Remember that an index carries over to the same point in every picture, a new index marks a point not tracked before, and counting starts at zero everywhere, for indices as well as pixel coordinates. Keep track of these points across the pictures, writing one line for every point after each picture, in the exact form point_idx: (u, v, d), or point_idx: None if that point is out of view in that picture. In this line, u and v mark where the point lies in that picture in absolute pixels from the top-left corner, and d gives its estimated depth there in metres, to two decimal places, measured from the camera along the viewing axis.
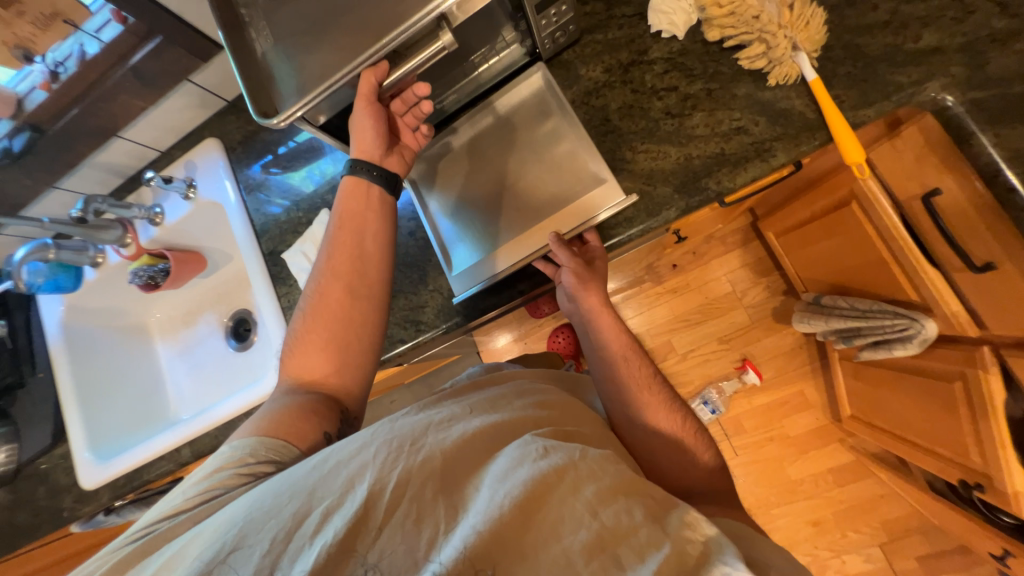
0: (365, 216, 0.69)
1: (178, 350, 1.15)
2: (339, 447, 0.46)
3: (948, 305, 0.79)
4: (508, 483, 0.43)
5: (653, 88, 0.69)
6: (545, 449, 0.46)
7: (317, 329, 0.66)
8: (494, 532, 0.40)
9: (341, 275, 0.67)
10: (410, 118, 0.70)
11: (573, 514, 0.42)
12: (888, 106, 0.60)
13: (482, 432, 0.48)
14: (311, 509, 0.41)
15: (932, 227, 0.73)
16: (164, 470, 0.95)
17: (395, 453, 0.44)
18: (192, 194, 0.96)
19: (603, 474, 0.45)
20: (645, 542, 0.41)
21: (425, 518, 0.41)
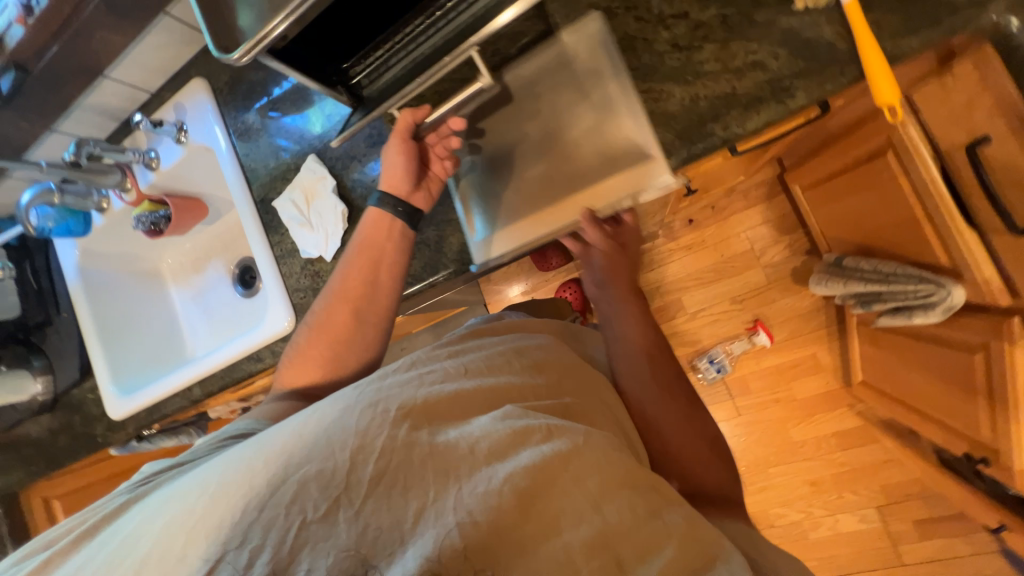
0: (383, 245, 0.68)
1: (190, 295, 1.18)
2: (324, 413, 0.45)
3: (981, 271, 0.71)
4: (505, 465, 0.42)
5: (660, 16, 0.61)
6: (547, 432, 0.44)
7: (319, 345, 0.65)
8: (490, 520, 0.39)
9: (349, 298, 0.67)
10: (440, 149, 0.69)
11: (574, 507, 0.41)
12: (936, 35, 0.51)
13: (477, 400, 0.48)
14: (287, 478, 0.40)
15: (975, 182, 0.65)
16: (179, 406, 1.02)
17: (384, 424, 0.43)
18: (184, 138, 0.95)
19: (605, 462, 0.43)
20: (645, 546, 0.40)
21: (413, 490, 0.41)
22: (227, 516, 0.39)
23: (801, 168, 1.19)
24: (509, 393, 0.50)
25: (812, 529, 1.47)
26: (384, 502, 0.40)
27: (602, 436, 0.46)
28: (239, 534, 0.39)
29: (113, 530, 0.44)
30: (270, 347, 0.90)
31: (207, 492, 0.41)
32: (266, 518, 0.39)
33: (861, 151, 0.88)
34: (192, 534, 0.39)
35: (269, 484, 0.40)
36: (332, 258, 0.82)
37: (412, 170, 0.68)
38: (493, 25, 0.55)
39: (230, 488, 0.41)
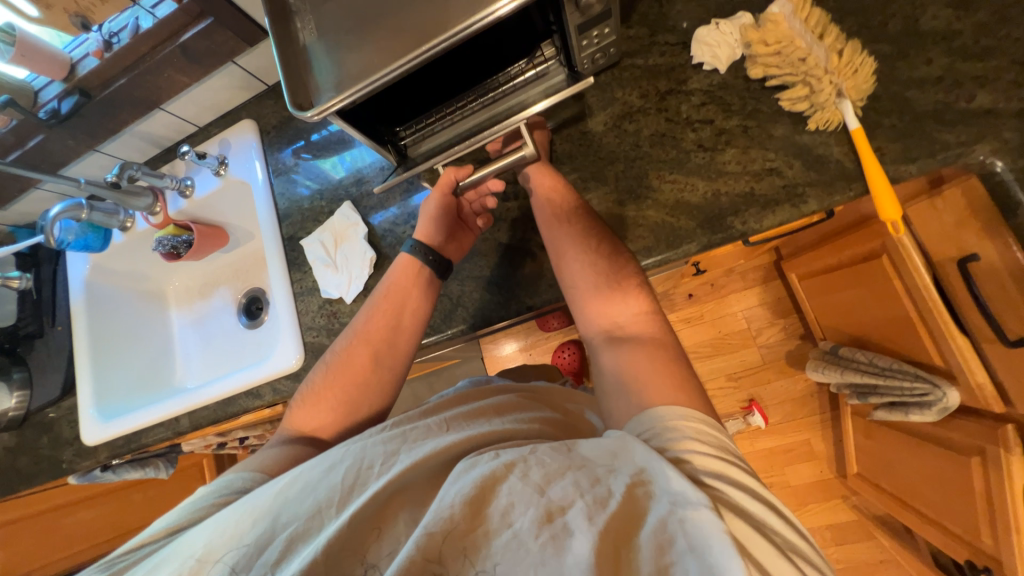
0: (408, 293, 0.69)
1: (192, 320, 1.18)
2: (304, 470, 0.46)
3: (974, 375, 0.75)
4: (459, 486, 0.42)
5: (687, 119, 0.68)
6: (498, 452, 0.45)
7: (334, 387, 0.65)
8: (445, 532, 0.40)
9: (371, 339, 0.67)
10: (476, 204, 0.75)
11: (521, 497, 0.40)
12: (931, 164, 0.57)
13: (447, 446, 0.47)
14: (272, 537, 0.42)
15: (966, 293, 0.70)
16: (161, 437, 0.98)
17: (362, 476, 0.45)
18: (223, 171, 0.99)
19: (553, 461, 0.43)
20: (590, 504, 0.39)
21: (387, 533, 0.42)
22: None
23: (798, 257, 1.26)
24: (489, 437, 0.48)
25: None
26: (367, 542, 0.42)
27: (554, 443, 0.46)
28: None
29: None
30: (272, 383, 0.89)
31: (198, 557, 0.43)
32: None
33: (857, 250, 0.95)
34: None
35: (256, 543, 0.43)
36: (353, 300, 0.83)
37: (445, 223, 0.72)
38: (527, 112, 0.64)
39: (220, 549, 0.43)
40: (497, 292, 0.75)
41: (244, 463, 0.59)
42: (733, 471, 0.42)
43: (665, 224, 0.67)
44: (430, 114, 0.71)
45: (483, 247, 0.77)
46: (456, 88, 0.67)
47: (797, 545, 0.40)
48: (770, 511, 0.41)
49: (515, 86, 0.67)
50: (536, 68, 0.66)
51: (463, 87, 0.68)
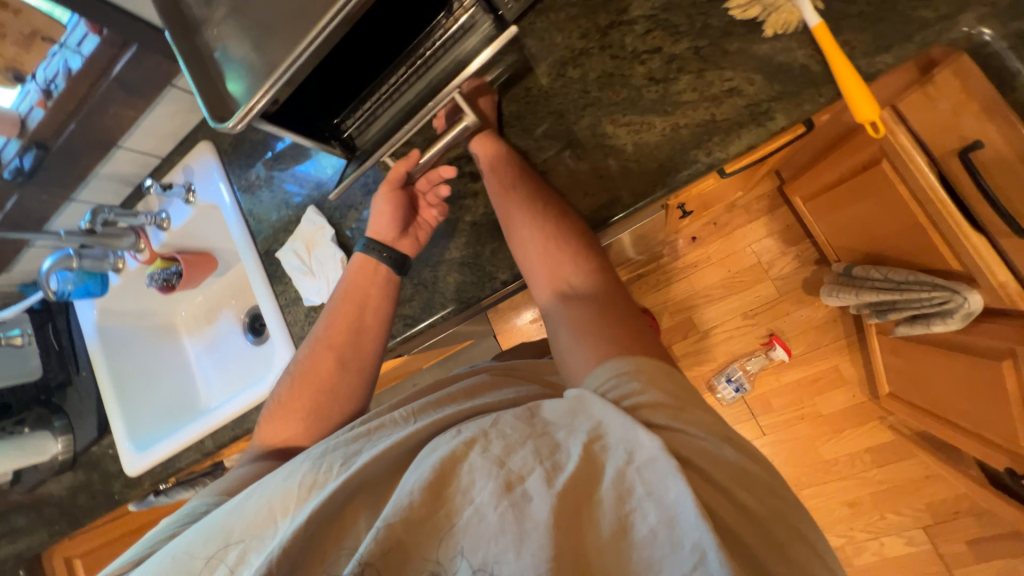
0: (369, 292, 0.70)
1: (203, 345, 1.22)
2: (270, 482, 0.47)
3: (995, 275, 0.69)
4: (418, 474, 0.41)
5: (634, 52, 0.62)
6: (459, 429, 0.43)
7: (301, 397, 0.66)
8: (405, 520, 0.38)
9: (334, 345, 0.68)
10: (432, 196, 0.72)
11: (479, 472, 0.39)
12: (908, 49, 0.51)
13: (403, 439, 0.45)
14: (244, 551, 0.44)
15: (973, 187, 0.63)
16: (192, 459, 1.03)
17: (320, 477, 0.46)
18: (192, 199, 0.99)
19: (514, 431, 0.42)
20: (548, 470, 0.38)
21: (346, 530, 0.42)
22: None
23: (799, 179, 1.18)
24: (450, 417, 0.47)
25: (856, 555, 1.38)
26: (324, 546, 0.42)
27: (517, 410, 0.44)
28: None
29: None
30: None
31: (170, 566, 0.45)
32: None
33: (856, 160, 0.88)
34: None
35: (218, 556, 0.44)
36: None
37: (398, 217, 0.71)
38: (468, 70, 0.60)
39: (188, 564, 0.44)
40: (469, 273, 0.73)
41: (212, 487, 0.60)
42: (689, 411, 0.42)
43: (626, 172, 0.63)
44: (364, 98, 0.68)
45: (448, 229, 0.74)
46: (381, 62, 0.64)
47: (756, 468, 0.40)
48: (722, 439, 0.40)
49: (443, 47, 0.63)
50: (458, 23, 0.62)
51: (389, 59, 0.64)
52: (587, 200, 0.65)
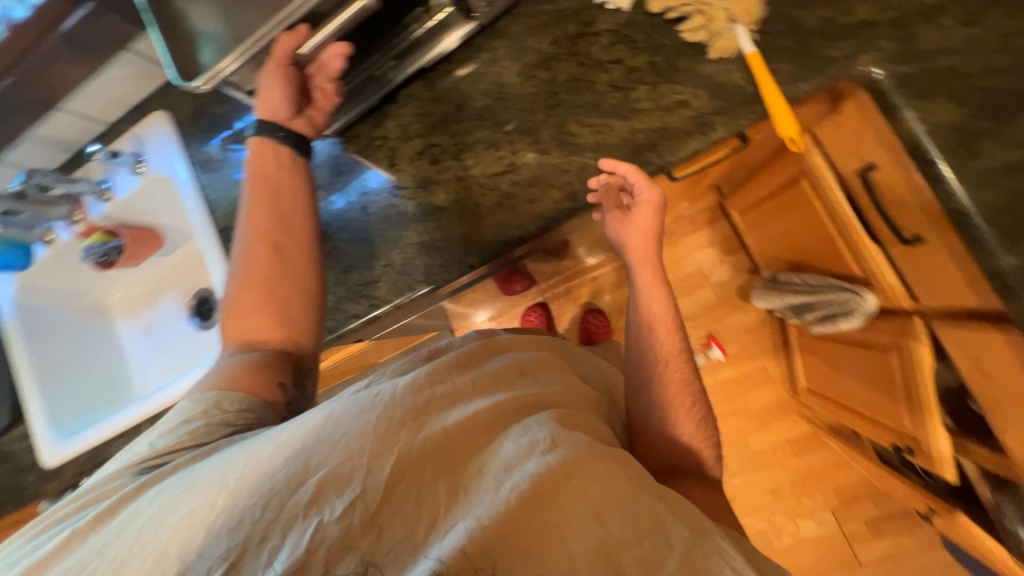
0: (276, 171, 0.71)
1: (140, 329, 1.15)
2: (344, 415, 0.45)
3: (886, 279, 0.82)
4: (519, 473, 0.43)
5: (599, 60, 0.69)
6: (552, 440, 0.45)
7: (254, 288, 0.67)
8: (498, 523, 0.40)
9: (263, 233, 0.68)
10: (320, 78, 0.69)
11: (577, 518, 0.42)
12: (821, 81, 0.61)
13: (481, 413, 0.47)
14: (307, 478, 0.41)
15: (869, 203, 0.75)
16: (124, 449, 0.96)
17: (397, 428, 0.44)
18: (142, 169, 0.94)
19: (615, 476, 0.44)
20: (643, 553, 0.41)
21: (425, 499, 0.42)
22: (247, 513, 0.40)
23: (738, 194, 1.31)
24: (521, 402, 0.50)
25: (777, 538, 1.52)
26: (398, 513, 0.41)
27: (608, 451, 0.47)
28: (258, 540, 0.39)
29: (115, 523, 0.43)
30: None
31: (224, 472, 0.43)
32: (285, 517, 0.40)
33: (781, 178, 1.00)
34: (210, 528, 0.40)
35: (288, 484, 0.41)
36: None
37: (292, 97, 0.68)
38: None
39: (249, 485, 0.41)
40: (437, 255, 0.75)
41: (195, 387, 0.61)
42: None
43: (588, 168, 0.69)
44: None
45: (416, 212, 0.77)
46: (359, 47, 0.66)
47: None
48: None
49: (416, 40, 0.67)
50: (436, 17, 0.65)
51: (368, 45, 0.67)
52: (551, 192, 0.71)
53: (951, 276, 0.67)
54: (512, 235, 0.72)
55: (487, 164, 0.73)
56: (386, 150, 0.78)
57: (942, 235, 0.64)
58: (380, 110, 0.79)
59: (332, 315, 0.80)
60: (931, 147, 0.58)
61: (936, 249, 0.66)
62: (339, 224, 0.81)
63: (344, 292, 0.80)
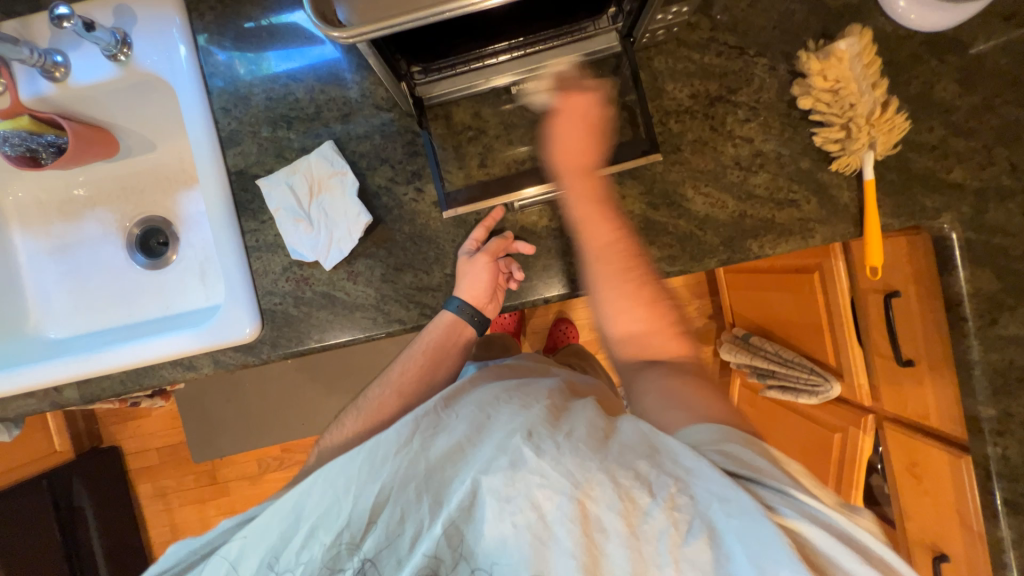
0: (449, 352, 0.69)
1: (48, 248, 0.87)
2: (326, 468, 0.52)
3: (859, 377, 0.98)
4: (494, 474, 0.47)
5: (731, 132, 0.68)
6: (530, 435, 0.49)
7: (363, 433, 0.64)
8: (473, 525, 0.47)
9: (405, 393, 0.67)
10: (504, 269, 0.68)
11: (543, 495, 0.46)
12: (908, 222, 0.68)
13: (462, 440, 0.51)
14: (301, 532, 0.50)
15: (877, 318, 0.88)
16: (31, 408, 0.75)
17: (374, 468, 0.50)
18: (124, 56, 0.71)
19: (587, 453, 0.47)
20: (628, 507, 0.45)
21: (408, 516, 0.48)
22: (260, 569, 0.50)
23: None
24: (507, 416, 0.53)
25: None
26: (388, 533, 0.48)
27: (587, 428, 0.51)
28: None
29: None
30: (211, 354, 0.72)
31: (248, 538, 0.51)
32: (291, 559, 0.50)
33: (790, 263, 1.09)
34: None
35: (284, 537, 0.50)
36: (332, 267, 0.69)
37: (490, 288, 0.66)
38: None
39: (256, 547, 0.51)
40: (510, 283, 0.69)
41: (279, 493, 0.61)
42: (817, 507, 0.46)
43: (691, 236, 0.68)
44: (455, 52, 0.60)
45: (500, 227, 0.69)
46: (524, 19, 0.56)
47: (861, 538, 0.45)
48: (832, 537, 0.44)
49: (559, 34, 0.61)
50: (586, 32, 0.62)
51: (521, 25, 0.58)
52: (650, 249, 0.68)
53: (925, 400, 0.82)
54: None
55: None
56: (480, 146, 0.69)
57: (934, 366, 0.77)
58: (485, 95, 0.68)
59: (369, 314, 0.70)
60: (968, 307, 0.68)
61: (922, 374, 0.81)
62: (400, 215, 0.70)
63: (391, 292, 0.70)
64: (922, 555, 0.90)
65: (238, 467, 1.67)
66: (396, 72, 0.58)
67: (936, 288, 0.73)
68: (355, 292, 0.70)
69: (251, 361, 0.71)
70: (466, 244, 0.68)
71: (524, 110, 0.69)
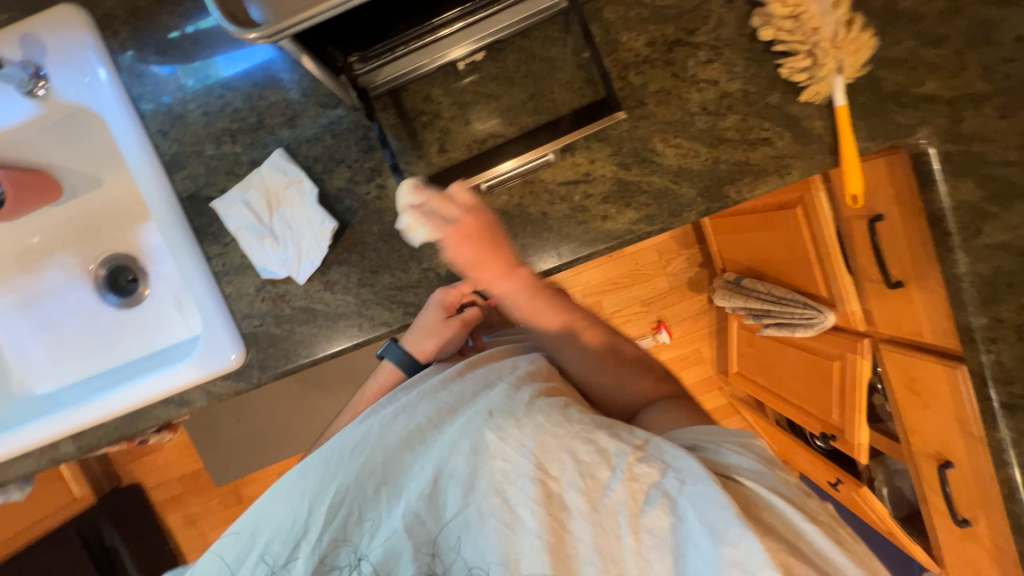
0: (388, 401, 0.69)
1: (15, 303, 0.84)
2: (288, 476, 0.51)
3: (852, 305, 0.99)
4: (457, 459, 0.46)
5: (693, 77, 0.65)
6: (489, 411, 0.48)
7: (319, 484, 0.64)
8: (436, 518, 0.46)
9: None
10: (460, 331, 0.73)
11: (502, 475, 0.45)
12: (885, 143, 0.66)
13: (420, 425, 0.50)
14: (262, 545, 0.48)
15: (865, 243, 0.88)
16: (32, 467, 0.74)
17: (333, 468, 0.49)
18: (42, 90, 0.66)
19: (546, 425, 0.47)
20: (589, 485, 0.44)
21: (369, 511, 0.47)
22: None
23: None
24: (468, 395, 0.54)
25: None
26: (350, 533, 0.47)
27: (547, 398, 0.50)
28: None
29: None
30: (201, 386, 0.71)
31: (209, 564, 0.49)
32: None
33: (773, 200, 1.08)
34: None
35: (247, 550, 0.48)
36: (306, 280, 0.67)
37: (443, 344, 0.71)
38: None
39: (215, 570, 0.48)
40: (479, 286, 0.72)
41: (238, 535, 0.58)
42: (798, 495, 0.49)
43: (667, 192, 0.66)
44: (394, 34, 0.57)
45: None
46: None
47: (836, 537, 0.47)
48: (817, 526, 0.47)
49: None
50: None
51: None
52: (627, 211, 0.67)
53: (917, 318, 0.82)
54: (581, 254, 0.67)
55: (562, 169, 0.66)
56: (437, 131, 0.66)
57: (924, 284, 0.78)
58: (433, 76, 0.65)
59: (353, 321, 0.68)
60: (952, 221, 0.67)
61: (913, 293, 0.81)
62: (367, 215, 0.67)
63: (371, 296, 0.68)
64: (927, 464, 0.93)
65: (259, 483, 1.69)
66: (332, 67, 0.54)
67: (918, 206, 0.72)
68: (334, 301, 0.68)
69: (243, 387, 0.70)
70: (451, 292, 0.67)
71: (476, 84, 0.65)
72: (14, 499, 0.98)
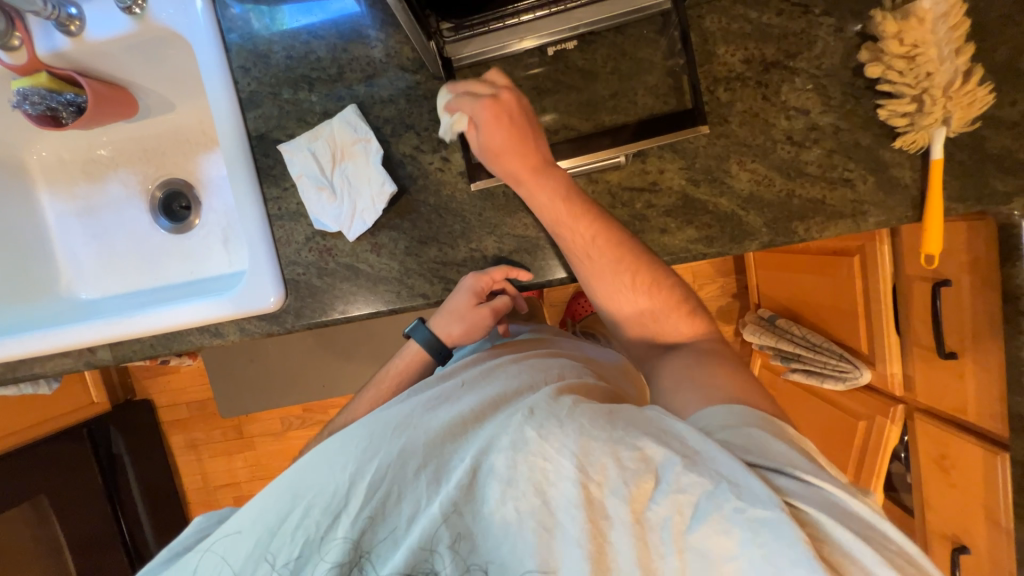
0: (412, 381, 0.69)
1: (75, 209, 0.87)
2: (330, 450, 0.51)
3: (892, 367, 0.95)
4: (497, 454, 0.45)
5: (784, 103, 0.62)
6: (530, 409, 0.47)
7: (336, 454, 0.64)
8: (472, 507, 0.44)
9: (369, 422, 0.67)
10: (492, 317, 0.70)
11: (544, 478, 0.43)
12: (974, 207, 0.62)
13: (461, 417, 0.51)
14: (296, 514, 0.48)
15: (923, 306, 0.84)
16: (68, 367, 0.77)
17: (373, 446, 0.49)
18: (139, 9, 0.68)
19: (590, 430, 0.45)
20: (634, 494, 0.42)
21: (406, 494, 0.46)
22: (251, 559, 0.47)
23: None
24: (509, 393, 0.53)
25: None
26: (387, 514, 0.47)
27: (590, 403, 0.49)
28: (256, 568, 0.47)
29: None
30: (237, 322, 0.73)
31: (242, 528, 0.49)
32: (284, 543, 0.47)
33: (829, 244, 1.04)
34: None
35: (279, 516, 0.48)
36: (355, 238, 0.68)
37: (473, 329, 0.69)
38: None
39: (247, 534, 0.48)
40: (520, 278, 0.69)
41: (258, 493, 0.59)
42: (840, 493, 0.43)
43: (733, 217, 0.64)
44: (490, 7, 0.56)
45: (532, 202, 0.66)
46: None
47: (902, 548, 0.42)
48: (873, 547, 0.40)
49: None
50: None
51: None
52: (687, 229, 0.65)
53: (964, 395, 0.78)
54: None
55: (629, 175, 0.64)
56: None
57: (981, 361, 0.73)
58: (517, 57, 0.63)
59: (392, 287, 0.68)
60: None
61: (965, 368, 0.77)
62: (426, 185, 0.67)
63: (414, 266, 0.68)
64: (940, 544, 0.89)
65: (262, 424, 1.74)
66: (423, 30, 0.54)
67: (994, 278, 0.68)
68: (378, 264, 0.68)
69: (276, 330, 0.71)
70: (481, 279, 0.65)
71: (559, 72, 0.64)
72: (40, 393, 1.03)
